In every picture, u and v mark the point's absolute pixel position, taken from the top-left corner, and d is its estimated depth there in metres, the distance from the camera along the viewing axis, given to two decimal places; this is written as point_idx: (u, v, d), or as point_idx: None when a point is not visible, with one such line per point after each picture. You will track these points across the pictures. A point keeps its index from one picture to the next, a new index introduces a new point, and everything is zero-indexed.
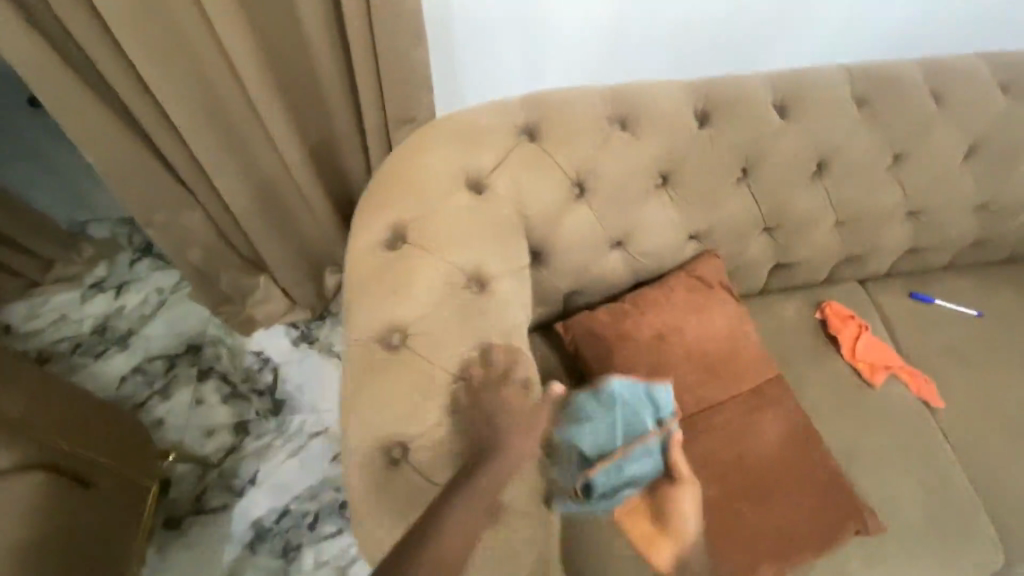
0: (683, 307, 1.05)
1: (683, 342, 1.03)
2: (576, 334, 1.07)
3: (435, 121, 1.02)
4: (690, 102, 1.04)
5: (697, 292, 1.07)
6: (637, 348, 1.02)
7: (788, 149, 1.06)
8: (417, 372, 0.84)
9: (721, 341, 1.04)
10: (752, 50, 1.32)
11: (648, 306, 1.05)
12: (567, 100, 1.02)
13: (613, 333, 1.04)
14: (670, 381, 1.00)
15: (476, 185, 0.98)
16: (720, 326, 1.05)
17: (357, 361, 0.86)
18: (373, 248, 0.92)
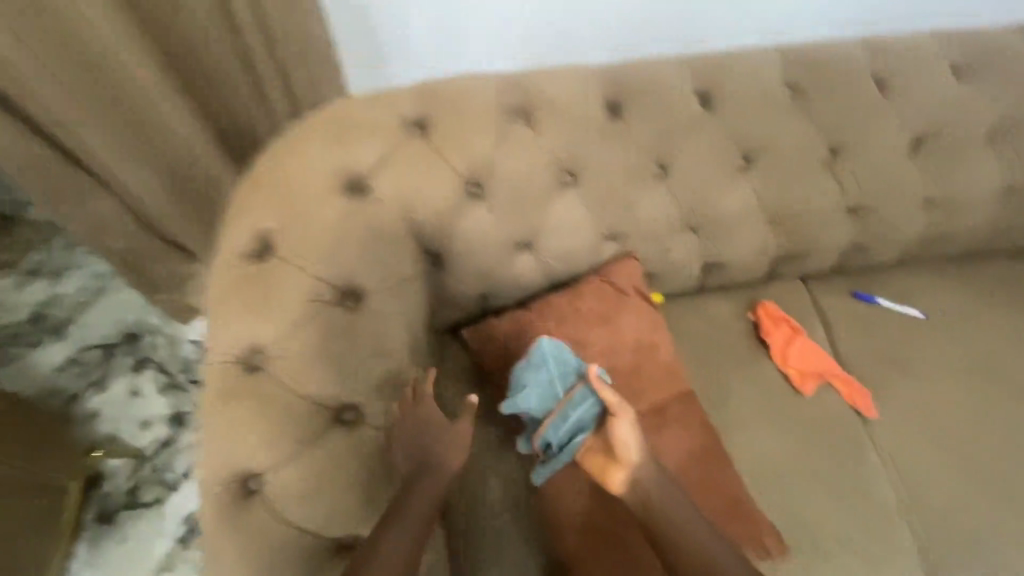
0: (589, 317, 0.99)
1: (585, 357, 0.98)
2: (480, 341, 1.03)
3: (316, 114, 0.93)
4: (600, 92, 0.95)
5: (604, 299, 1.01)
6: None
7: (709, 144, 0.97)
8: (275, 399, 0.77)
9: (627, 354, 0.99)
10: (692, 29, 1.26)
11: (554, 316, 1.00)
12: (461, 91, 0.94)
13: (517, 343, 1.00)
14: None
15: (355, 186, 0.89)
16: (627, 336, 1.00)
17: (213, 384, 0.79)
18: (236, 260, 0.84)
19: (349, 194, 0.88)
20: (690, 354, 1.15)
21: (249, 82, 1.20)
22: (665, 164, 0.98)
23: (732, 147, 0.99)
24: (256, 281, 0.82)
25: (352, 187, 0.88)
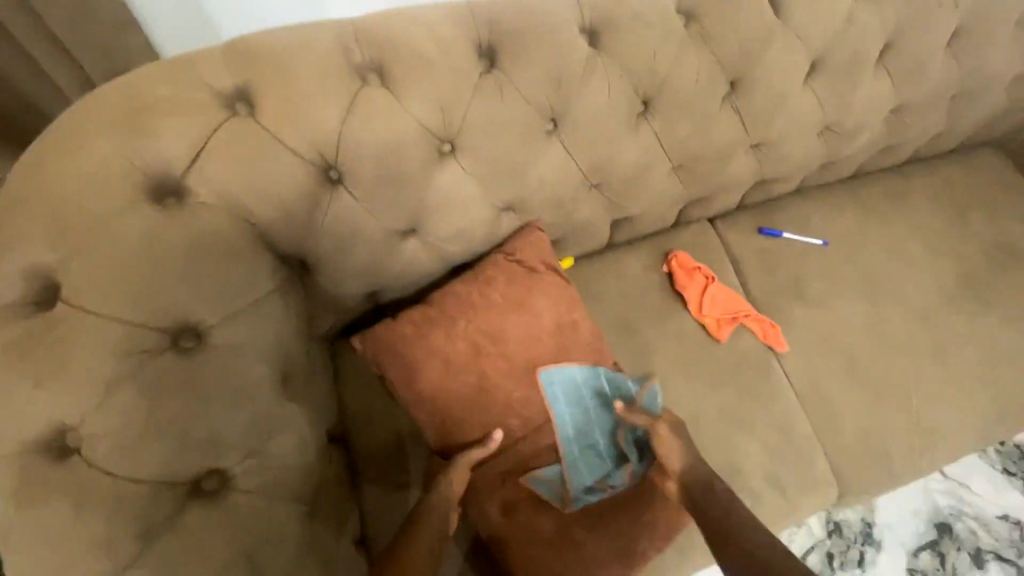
0: (502, 304, 0.88)
1: (504, 350, 0.87)
2: (376, 348, 0.87)
3: (93, 96, 0.69)
4: (469, 37, 0.78)
5: (517, 282, 0.89)
6: (449, 363, 0.85)
7: (604, 90, 0.84)
8: (94, 489, 0.58)
9: (546, 341, 0.89)
10: None
11: (464, 308, 0.87)
12: (291, 49, 0.73)
13: (421, 346, 0.85)
14: (494, 398, 0.85)
15: (168, 192, 0.69)
16: (546, 321, 0.90)
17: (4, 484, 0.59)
18: (9, 313, 0.62)
19: (162, 203, 0.68)
20: (607, 319, 1.09)
21: None
22: (557, 119, 0.84)
23: (629, 92, 0.86)
24: (43, 339, 0.61)
25: (164, 195, 0.68)
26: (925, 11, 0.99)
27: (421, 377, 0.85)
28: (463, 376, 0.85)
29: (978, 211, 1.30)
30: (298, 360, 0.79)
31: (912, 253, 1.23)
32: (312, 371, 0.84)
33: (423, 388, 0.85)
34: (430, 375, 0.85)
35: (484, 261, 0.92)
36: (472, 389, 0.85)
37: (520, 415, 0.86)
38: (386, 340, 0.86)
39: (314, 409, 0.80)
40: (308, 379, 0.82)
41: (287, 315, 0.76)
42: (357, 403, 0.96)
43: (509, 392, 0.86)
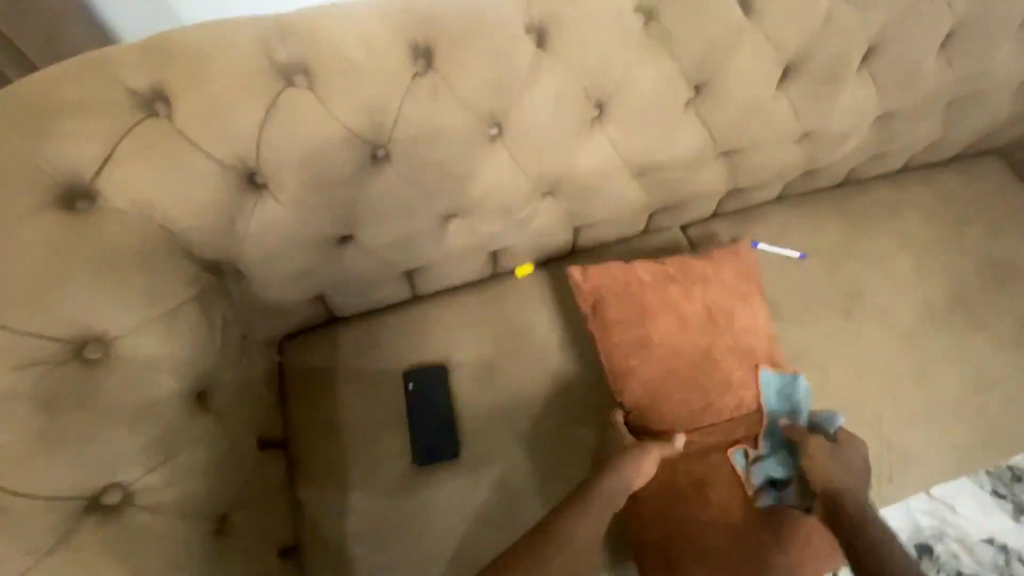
0: (726, 288, 1.02)
1: (731, 327, 1.00)
2: (596, 287, 1.00)
3: (0, 91, 0.66)
4: (402, 35, 0.72)
5: (739, 277, 1.04)
6: (693, 330, 0.99)
7: (552, 93, 0.79)
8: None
9: (762, 342, 1.02)
10: None
11: (693, 293, 1.01)
12: (208, 46, 0.69)
13: (627, 324, 0.98)
14: (686, 369, 0.97)
15: (79, 194, 0.66)
16: (739, 322, 1.01)
17: None
18: None
19: (72, 208, 0.65)
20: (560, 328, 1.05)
21: None
22: (500, 124, 0.79)
23: (581, 97, 0.81)
24: None
25: (74, 197, 0.66)
26: (917, 12, 0.91)
27: (654, 331, 0.98)
28: (694, 337, 0.98)
29: (975, 224, 1.21)
30: (222, 370, 0.77)
31: (898, 268, 1.16)
32: (243, 377, 0.83)
33: (628, 361, 0.97)
34: (642, 354, 0.97)
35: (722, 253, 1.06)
36: (632, 351, 0.97)
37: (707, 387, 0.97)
38: (615, 285, 0.99)
39: (237, 418, 0.79)
40: (237, 386, 0.81)
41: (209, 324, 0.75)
42: (300, 408, 0.97)
43: (731, 370, 0.98)
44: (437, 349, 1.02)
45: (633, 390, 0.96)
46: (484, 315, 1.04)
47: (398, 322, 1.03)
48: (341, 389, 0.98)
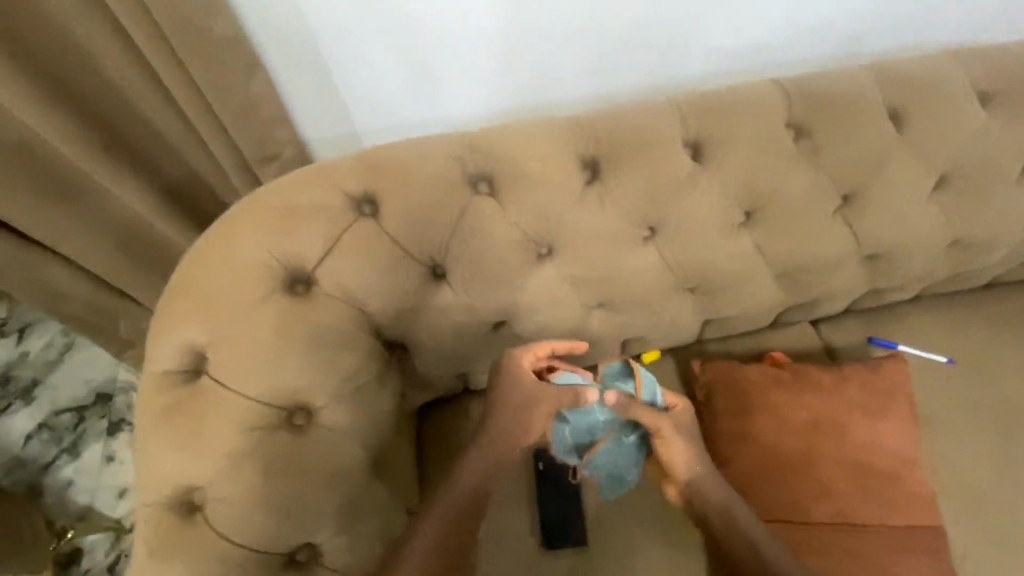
0: (853, 400, 0.93)
1: (848, 438, 0.91)
2: (713, 378, 0.97)
3: (248, 195, 0.80)
4: (576, 150, 0.82)
5: (875, 392, 0.94)
6: (802, 431, 0.91)
7: (705, 202, 0.85)
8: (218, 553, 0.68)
9: (889, 460, 0.91)
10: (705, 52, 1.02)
11: (866, 403, 0.93)
12: (414, 159, 0.81)
13: (777, 399, 0.93)
14: (795, 468, 0.89)
15: (299, 282, 0.78)
16: (862, 440, 0.91)
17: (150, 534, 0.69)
18: (166, 380, 0.74)
19: (292, 291, 0.77)
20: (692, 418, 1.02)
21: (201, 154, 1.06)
22: (655, 229, 0.86)
23: (732, 204, 0.86)
24: (186, 407, 0.71)
25: (296, 284, 0.78)
26: None
27: (763, 427, 0.91)
28: (804, 438, 0.91)
29: None
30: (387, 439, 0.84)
31: None
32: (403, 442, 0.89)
33: (728, 449, 0.92)
34: (748, 446, 0.91)
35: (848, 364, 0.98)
36: (737, 443, 0.92)
37: (832, 499, 0.88)
38: (728, 374, 0.96)
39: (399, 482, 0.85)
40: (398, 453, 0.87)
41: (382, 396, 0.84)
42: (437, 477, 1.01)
43: (837, 477, 0.89)
44: None
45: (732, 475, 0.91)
46: None
47: None
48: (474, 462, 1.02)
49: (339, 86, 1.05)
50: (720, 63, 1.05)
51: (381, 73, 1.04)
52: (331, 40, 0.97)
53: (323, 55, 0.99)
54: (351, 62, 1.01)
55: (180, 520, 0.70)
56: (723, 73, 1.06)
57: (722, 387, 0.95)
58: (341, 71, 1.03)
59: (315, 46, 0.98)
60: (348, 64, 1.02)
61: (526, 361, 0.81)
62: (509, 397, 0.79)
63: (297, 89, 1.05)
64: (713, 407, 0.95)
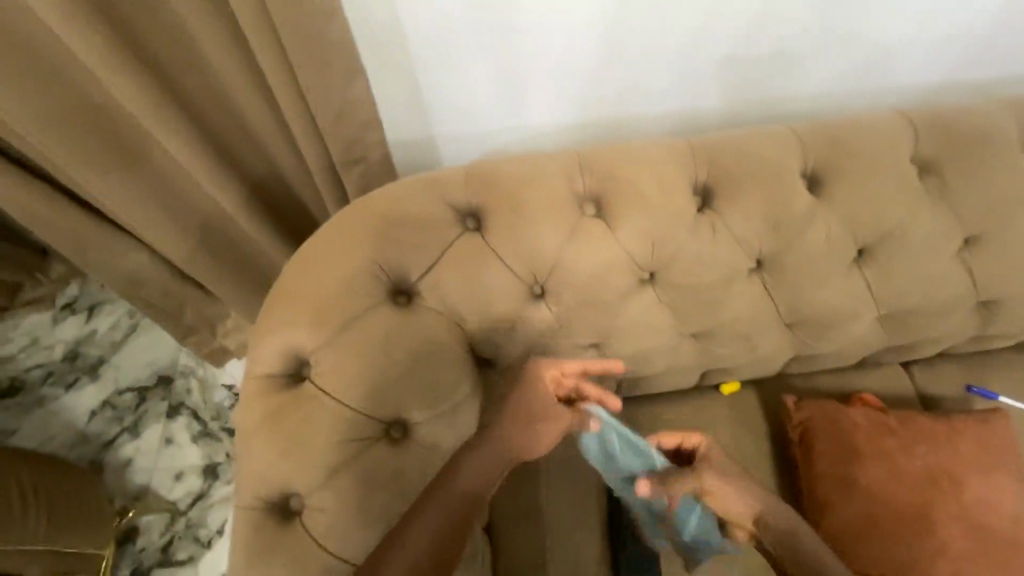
0: (963, 456, 0.89)
1: (960, 496, 0.87)
2: (811, 417, 0.95)
3: (355, 201, 0.80)
4: (688, 175, 0.81)
5: (987, 449, 0.90)
6: (909, 483, 0.88)
7: (822, 236, 0.81)
8: (313, 557, 0.69)
9: (1003, 524, 0.86)
10: (785, 73, 1.04)
11: (982, 459, 0.89)
12: (524, 176, 0.81)
13: (884, 445, 0.90)
14: (899, 520, 0.86)
15: (403, 292, 0.78)
16: (973, 498, 0.87)
17: (250, 537, 0.69)
18: (268, 383, 0.74)
19: (394, 300, 0.77)
20: (771, 452, 1.01)
21: (292, 152, 1.07)
22: (763, 261, 0.83)
23: (848, 240, 0.82)
24: (288, 413, 0.71)
25: (399, 293, 0.78)
26: None
27: (865, 474, 0.89)
28: (910, 490, 0.87)
29: None
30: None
31: None
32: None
33: (827, 494, 0.90)
34: (848, 491, 0.89)
35: (955, 415, 0.94)
36: (836, 487, 0.89)
37: (941, 559, 0.84)
38: (828, 414, 0.94)
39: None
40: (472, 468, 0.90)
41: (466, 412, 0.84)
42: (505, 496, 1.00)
43: (947, 536, 0.85)
44: None
45: (832, 521, 0.88)
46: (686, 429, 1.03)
47: None
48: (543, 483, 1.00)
49: (427, 96, 1.04)
50: (797, 84, 1.06)
51: (471, 83, 1.03)
52: (427, 48, 0.96)
53: (417, 66, 0.99)
54: (443, 73, 1.00)
55: (276, 525, 0.70)
56: (795, 96, 1.08)
57: (825, 427, 0.93)
58: (433, 82, 1.02)
59: (412, 58, 0.97)
60: (441, 74, 1.01)
61: (549, 385, 0.72)
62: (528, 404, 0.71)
63: (386, 99, 1.04)
64: (814, 447, 0.93)
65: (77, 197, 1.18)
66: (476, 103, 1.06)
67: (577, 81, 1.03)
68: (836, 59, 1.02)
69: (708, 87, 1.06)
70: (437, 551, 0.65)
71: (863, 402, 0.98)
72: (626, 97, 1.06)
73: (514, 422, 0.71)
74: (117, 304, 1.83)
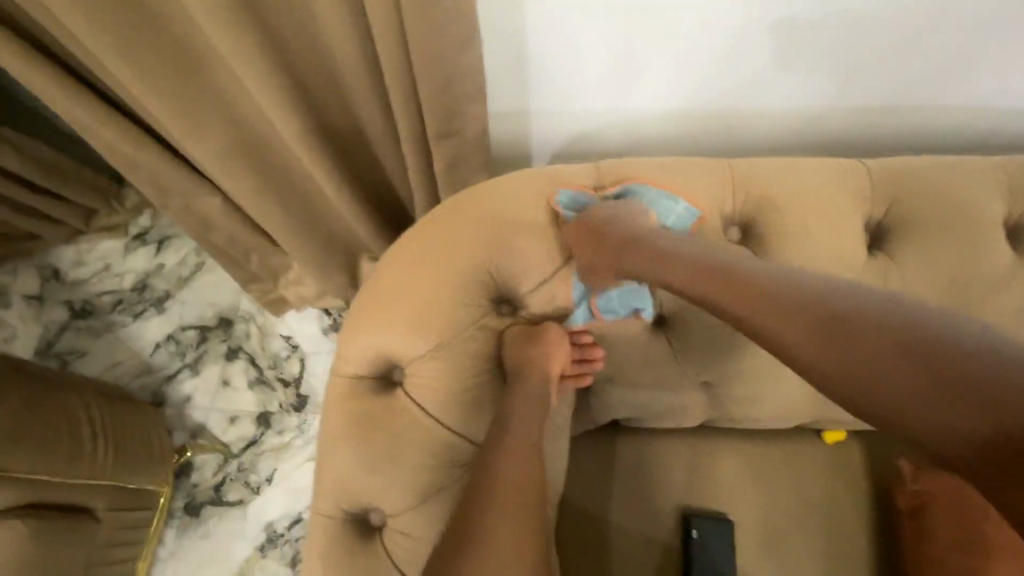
0: None
1: None
2: (932, 490, 0.84)
3: (464, 191, 0.73)
4: (859, 210, 0.69)
5: None
6: None
7: (1009, 302, 0.68)
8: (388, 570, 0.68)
9: None
10: (960, 76, 0.89)
11: None
12: (664, 189, 0.70)
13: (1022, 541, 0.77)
14: None
15: (505, 297, 0.72)
16: None
17: (332, 539, 0.69)
18: (359, 387, 0.70)
19: (496, 309, 0.71)
20: (873, 518, 0.92)
21: (388, 121, 0.98)
22: None
23: None
24: (376, 424, 0.68)
25: (501, 301, 0.71)
26: None
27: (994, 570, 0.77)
28: None
29: None
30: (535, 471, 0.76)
31: None
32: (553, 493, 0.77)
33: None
34: None
35: None
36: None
37: None
38: (953, 491, 0.82)
39: None
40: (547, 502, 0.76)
41: (549, 441, 0.77)
42: (571, 517, 0.93)
43: None
44: (719, 496, 0.93)
45: None
46: (776, 477, 0.94)
47: (684, 451, 0.96)
48: (612, 512, 0.93)
49: (538, 71, 0.92)
50: (970, 90, 0.90)
51: (590, 58, 0.89)
52: (547, 17, 0.83)
53: (532, 36, 0.86)
54: (561, 45, 0.87)
55: (357, 536, 0.69)
56: (964, 102, 0.93)
57: (944, 506, 0.82)
58: (548, 56, 0.89)
59: (528, 29, 0.85)
60: (559, 47, 0.88)
61: (527, 333, 0.69)
62: (528, 343, 0.68)
63: (492, 71, 0.92)
64: (929, 527, 0.83)
65: (154, 133, 1.12)
66: (587, 82, 0.94)
67: (716, 65, 0.89)
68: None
69: (868, 83, 0.91)
70: (519, 515, 0.60)
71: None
72: (765, 89, 0.92)
73: (534, 349, 0.68)
74: (185, 240, 1.73)
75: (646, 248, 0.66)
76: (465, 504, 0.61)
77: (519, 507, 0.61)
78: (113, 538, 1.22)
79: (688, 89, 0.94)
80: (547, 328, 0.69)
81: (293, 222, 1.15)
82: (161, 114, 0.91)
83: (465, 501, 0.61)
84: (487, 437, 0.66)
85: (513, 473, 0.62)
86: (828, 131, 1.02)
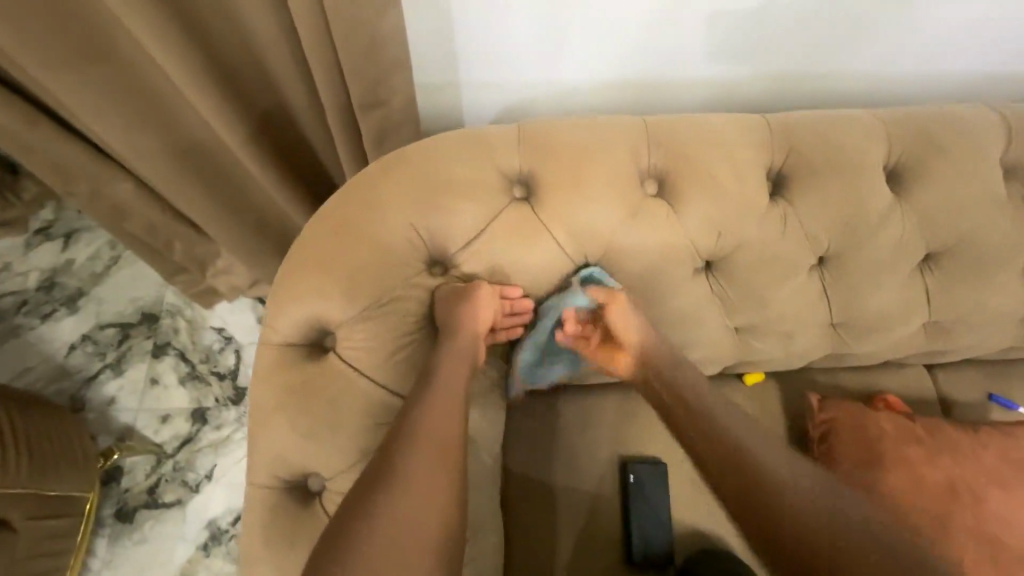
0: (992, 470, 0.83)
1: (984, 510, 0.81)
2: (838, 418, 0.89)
3: (389, 156, 0.72)
4: (763, 161, 0.76)
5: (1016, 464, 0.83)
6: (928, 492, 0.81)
7: (894, 240, 0.77)
8: None
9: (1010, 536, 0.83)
10: (844, 50, 0.96)
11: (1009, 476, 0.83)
12: (586, 147, 0.73)
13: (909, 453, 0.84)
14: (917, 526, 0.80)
15: (435, 259, 0.73)
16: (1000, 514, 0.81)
17: (276, 505, 0.69)
18: (291, 356, 0.70)
19: (429, 270, 0.72)
20: None
21: (310, 95, 0.96)
22: (826, 259, 0.78)
23: (917, 244, 0.78)
24: (313, 392, 0.68)
25: (432, 262, 0.72)
26: None
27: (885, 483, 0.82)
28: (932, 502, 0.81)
29: None
30: (477, 427, 0.78)
31: None
32: (494, 449, 0.80)
33: None
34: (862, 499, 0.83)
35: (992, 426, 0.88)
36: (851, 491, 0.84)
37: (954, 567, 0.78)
38: (853, 415, 0.88)
39: (477, 491, 0.78)
40: (487, 457, 0.79)
41: (487, 399, 0.79)
42: (514, 475, 0.97)
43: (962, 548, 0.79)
44: (653, 443, 0.99)
45: None
46: None
47: (620, 404, 1.01)
48: (553, 467, 0.97)
49: (456, 43, 0.92)
50: (855, 60, 0.98)
51: (512, 32, 0.90)
52: None
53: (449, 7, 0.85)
54: (478, 16, 0.87)
55: (297, 502, 0.70)
56: (852, 72, 1.01)
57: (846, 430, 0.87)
58: (466, 28, 0.89)
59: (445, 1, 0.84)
60: (476, 19, 0.88)
61: (455, 290, 0.71)
62: (457, 302, 0.69)
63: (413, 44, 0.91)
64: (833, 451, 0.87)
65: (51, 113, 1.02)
66: (510, 56, 0.95)
67: (628, 37, 0.92)
68: (902, 42, 0.95)
69: (766, 56, 0.97)
70: (442, 460, 0.61)
71: (884, 403, 0.92)
72: (675, 60, 0.96)
73: (461, 308, 0.69)
74: (96, 233, 1.61)
75: (570, 210, 0.72)
76: (387, 451, 0.61)
77: (443, 452, 0.61)
78: (35, 549, 1.13)
79: (603, 63, 0.97)
80: (477, 283, 0.70)
81: (215, 203, 1.10)
82: (60, 91, 0.84)
83: (386, 449, 0.61)
84: (413, 391, 0.67)
85: (432, 420, 0.63)
86: (736, 101, 1.08)
